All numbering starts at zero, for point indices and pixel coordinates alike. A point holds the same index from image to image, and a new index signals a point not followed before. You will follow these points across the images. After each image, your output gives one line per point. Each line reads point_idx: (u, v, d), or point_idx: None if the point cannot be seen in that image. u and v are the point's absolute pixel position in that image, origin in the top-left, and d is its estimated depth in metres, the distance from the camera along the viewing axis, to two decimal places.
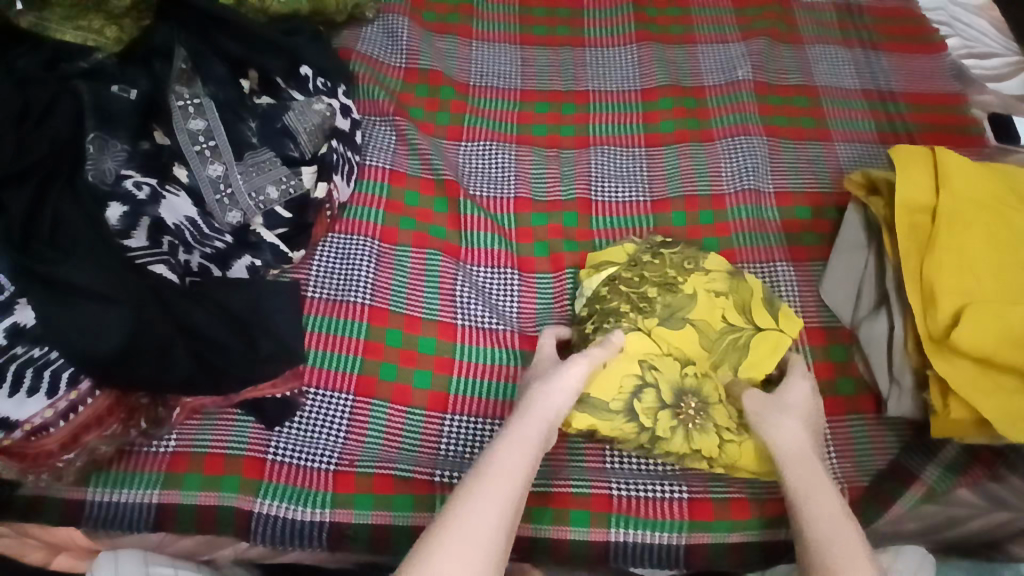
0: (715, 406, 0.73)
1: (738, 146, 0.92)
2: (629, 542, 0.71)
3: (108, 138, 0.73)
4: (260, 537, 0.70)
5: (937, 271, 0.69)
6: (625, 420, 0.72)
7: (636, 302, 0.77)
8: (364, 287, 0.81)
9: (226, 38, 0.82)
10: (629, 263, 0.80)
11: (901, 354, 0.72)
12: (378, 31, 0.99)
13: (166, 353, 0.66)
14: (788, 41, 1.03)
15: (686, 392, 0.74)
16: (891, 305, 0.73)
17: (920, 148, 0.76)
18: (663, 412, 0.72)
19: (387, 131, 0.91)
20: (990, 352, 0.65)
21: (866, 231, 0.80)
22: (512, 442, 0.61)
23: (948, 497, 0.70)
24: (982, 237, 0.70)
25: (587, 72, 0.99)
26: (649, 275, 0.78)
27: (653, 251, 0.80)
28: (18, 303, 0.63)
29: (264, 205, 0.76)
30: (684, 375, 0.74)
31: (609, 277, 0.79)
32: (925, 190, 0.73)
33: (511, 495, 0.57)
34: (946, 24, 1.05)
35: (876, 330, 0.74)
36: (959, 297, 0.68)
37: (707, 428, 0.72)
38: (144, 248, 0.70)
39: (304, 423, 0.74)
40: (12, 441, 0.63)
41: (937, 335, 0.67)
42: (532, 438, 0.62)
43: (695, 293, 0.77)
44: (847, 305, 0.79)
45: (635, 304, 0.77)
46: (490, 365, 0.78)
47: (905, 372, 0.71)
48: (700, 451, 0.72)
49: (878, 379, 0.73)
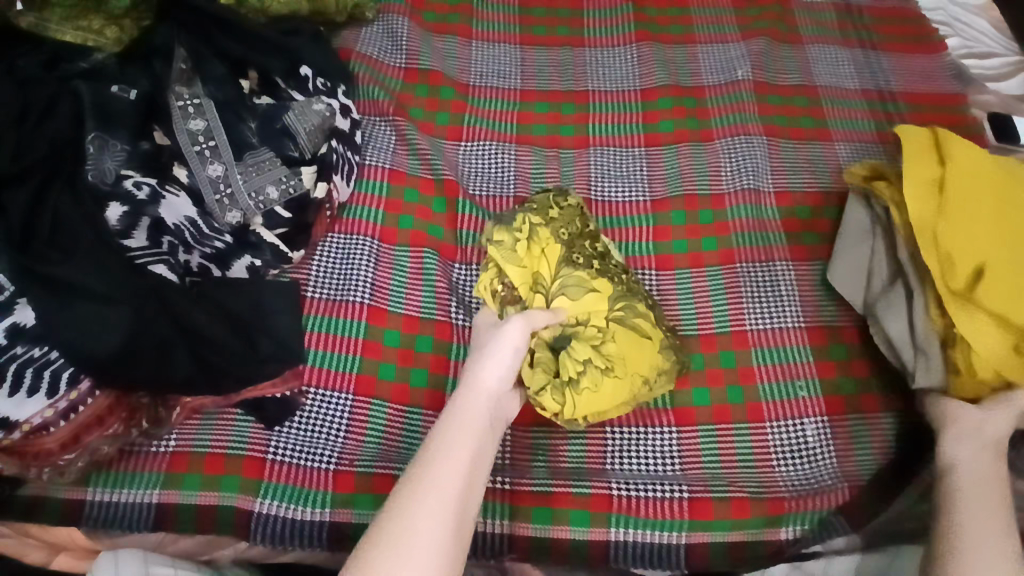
0: (624, 356, 0.70)
1: (738, 146, 0.92)
2: (629, 542, 0.72)
3: (108, 138, 0.73)
4: (260, 537, 0.70)
5: (953, 235, 0.69)
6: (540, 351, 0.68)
7: (571, 251, 0.73)
8: (363, 287, 0.80)
9: (227, 39, 0.82)
10: (574, 232, 0.76)
11: (925, 323, 0.71)
12: (378, 31, 0.99)
13: (167, 355, 0.67)
14: (788, 41, 1.03)
15: (587, 336, 0.69)
16: (909, 279, 0.73)
17: (922, 129, 0.77)
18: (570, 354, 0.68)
19: (387, 131, 0.91)
20: (1012, 314, 0.66)
21: (873, 219, 0.79)
22: (461, 419, 0.57)
23: None
24: (992, 202, 0.70)
25: (587, 72, 0.99)
26: (568, 238, 0.74)
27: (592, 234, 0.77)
28: (18, 303, 0.63)
29: (264, 205, 0.76)
30: (597, 336, 0.69)
31: (543, 221, 0.75)
32: (930, 162, 0.74)
33: (459, 478, 0.53)
34: (946, 24, 1.05)
35: (895, 304, 0.73)
36: (973, 252, 0.68)
37: (605, 355, 0.69)
38: (144, 248, 0.71)
39: (304, 423, 0.74)
40: (12, 441, 0.63)
41: (960, 289, 0.68)
42: (478, 419, 0.57)
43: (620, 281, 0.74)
44: (858, 288, 0.77)
45: (570, 256, 0.73)
46: (449, 362, 0.78)
47: (931, 341, 0.70)
48: (605, 371, 0.68)
49: (900, 351, 0.72)
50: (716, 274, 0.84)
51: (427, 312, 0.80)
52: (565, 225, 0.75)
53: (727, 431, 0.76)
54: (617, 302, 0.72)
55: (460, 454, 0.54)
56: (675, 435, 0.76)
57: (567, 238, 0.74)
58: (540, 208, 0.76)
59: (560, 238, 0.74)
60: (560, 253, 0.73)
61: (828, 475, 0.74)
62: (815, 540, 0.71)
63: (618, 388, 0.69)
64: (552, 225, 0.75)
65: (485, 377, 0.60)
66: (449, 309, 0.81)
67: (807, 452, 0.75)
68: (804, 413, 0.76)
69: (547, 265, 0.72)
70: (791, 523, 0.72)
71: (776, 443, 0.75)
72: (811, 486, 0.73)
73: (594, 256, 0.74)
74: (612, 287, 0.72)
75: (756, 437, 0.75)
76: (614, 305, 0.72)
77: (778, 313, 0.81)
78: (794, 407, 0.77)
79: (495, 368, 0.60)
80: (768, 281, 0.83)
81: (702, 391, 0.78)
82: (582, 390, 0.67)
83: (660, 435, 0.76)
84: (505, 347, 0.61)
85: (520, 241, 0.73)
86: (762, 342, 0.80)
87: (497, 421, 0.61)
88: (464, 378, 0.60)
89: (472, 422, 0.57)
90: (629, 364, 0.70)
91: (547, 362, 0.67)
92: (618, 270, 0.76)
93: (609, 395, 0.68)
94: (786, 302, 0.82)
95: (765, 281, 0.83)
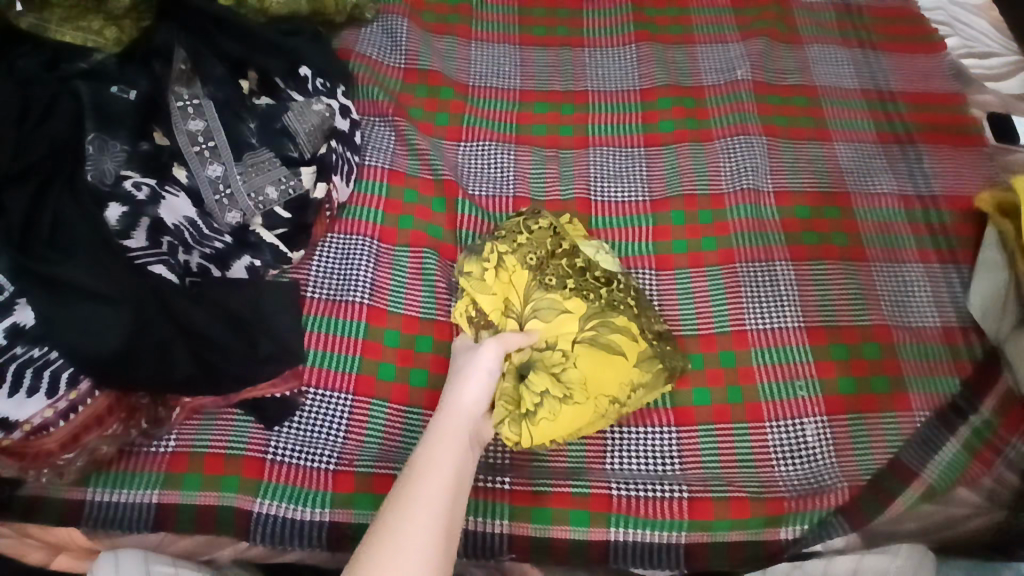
0: (587, 380, 0.69)
1: (737, 146, 0.92)
2: (629, 541, 0.72)
3: (108, 138, 0.73)
4: (260, 537, 0.70)
5: None
6: (504, 380, 0.70)
7: (541, 272, 0.75)
8: (363, 287, 0.80)
9: (226, 39, 0.82)
10: (546, 251, 0.77)
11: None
12: (378, 31, 0.99)
13: (166, 353, 0.67)
14: (787, 41, 1.03)
15: (550, 364, 0.70)
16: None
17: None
18: (536, 380, 0.69)
19: (387, 131, 0.91)
20: None
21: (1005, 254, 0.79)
22: (446, 434, 0.61)
23: (948, 497, 0.71)
24: None
25: (586, 72, 0.99)
26: (536, 261, 0.76)
27: (569, 248, 0.77)
28: (18, 303, 0.63)
29: (264, 205, 0.77)
30: (560, 362, 0.70)
31: (515, 245, 0.77)
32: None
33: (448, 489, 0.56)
34: (946, 24, 1.05)
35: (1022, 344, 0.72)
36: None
37: (569, 380, 0.69)
38: (144, 249, 0.71)
39: (304, 423, 0.74)
40: (12, 441, 0.63)
41: None
42: (461, 432, 0.61)
43: (597, 296, 0.73)
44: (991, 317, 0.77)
45: (540, 278, 0.74)
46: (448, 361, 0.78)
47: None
48: (565, 398, 0.69)
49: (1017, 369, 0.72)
50: (715, 274, 0.84)
51: (427, 313, 0.80)
52: (534, 251, 0.76)
53: (727, 430, 0.76)
54: (588, 321, 0.72)
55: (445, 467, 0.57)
56: (675, 434, 0.76)
57: (537, 260, 0.76)
58: (507, 236, 0.79)
59: (533, 262, 0.76)
60: (530, 280, 0.75)
61: (829, 475, 0.73)
62: (817, 539, 0.71)
63: (580, 413, 0.69)
64: (526, 249, 0.77)
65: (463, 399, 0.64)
66: (449, 309, 0.81)
67: (807, 452, 0.75)
68: (804, 412, 0.76)
69: (519, 293, 0.74)
70: (791, 523, 0.72)
71: (775, 443, 0.75)
72: (810, 486, 0.73)
73: (567, 276, 0.74)
74: (585, 305, 0.72)
75: (755, 437, 0.75)
76: (583, 326, 0.71)
77: (777, 313, 0.81)
78: (794, 406, 0.76)
79: (473, 390, 0.65)
80: (767, 281, 0.83)
81: (702, 390, 0.78)
82: (538, 420, 0.68)
83: (660, 435, 0.76)
84: (478, 372, 0.66)
85: (489, 270, 0.76)
86: (762, 342, 0.80)
87: (476, 443, 0.65)
88: (443, 404, 0.65)
89: (456, 435, 0.61)
90: (591, 387, 0.69)
91: (511, 390, 0.69)
92: (598, 283, 0.75)
93: (570, 422, 0.69)
94: (785, 301, 0.82)
95: (765, 281, 0.83)
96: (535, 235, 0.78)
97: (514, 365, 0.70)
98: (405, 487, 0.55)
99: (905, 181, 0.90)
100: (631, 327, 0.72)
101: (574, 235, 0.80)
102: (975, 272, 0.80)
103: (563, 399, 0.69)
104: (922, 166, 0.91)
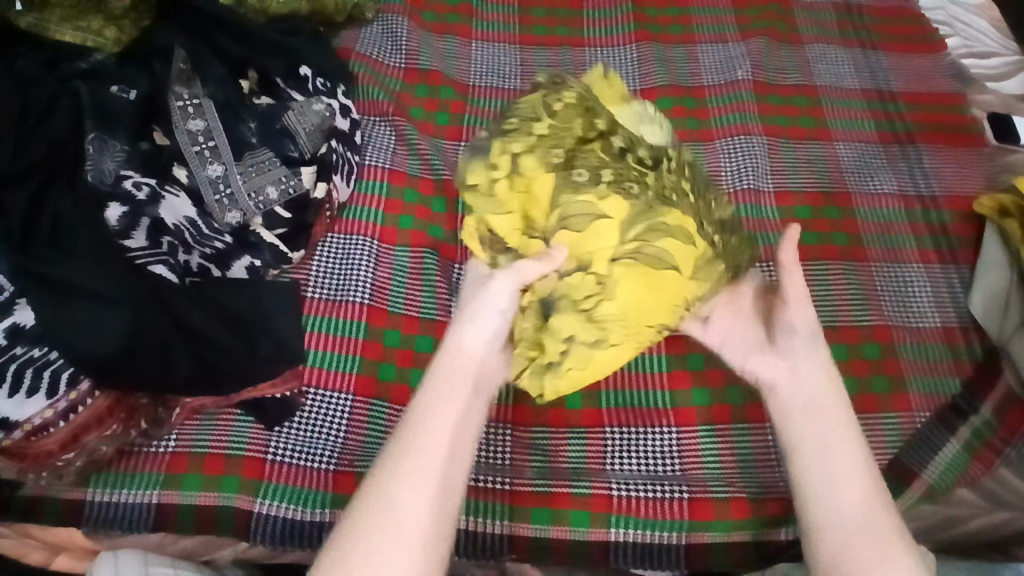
0: (634, 307, 0.62)
1: (737, 146, 0.92)
2: (629, 542, 0.71)
3: (108, 138, 0.73)
4: (260, 537, 0.70)
5: None
6: (524, 320, 0.63)
7: (564, 168, 0.62)
8: (363, 287, 0.80)
9: (224, 38, 0.83)
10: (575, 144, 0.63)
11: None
12: (378, 31, 0.99)
13: (166, 353, 0.67)
14: (787, 41, 1.03)
15: (580, 300, 0.61)
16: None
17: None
18: (563, 312, 0.62)
19: (387, 131, 0.90)
20: None
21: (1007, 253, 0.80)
22: (443, 391, 0.54)
23: (948, 498, 0.70)
24: None
25: (586, 72, 0.99)
26: (562, 159, 0.63)
27: (597, 132, 0.64)
28: (17, 303, 0.64)
29: (264, 205, 0.76)
30: (596, 284, 0.61)
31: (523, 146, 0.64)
32: None
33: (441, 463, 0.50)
34: (946, 24, 1.05)
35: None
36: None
37: (602, 313, 0.61)
38: (144, 249, 0.70)
39: (304, 423, 0.74)
40: (12, 441, 0.63)
41: None
42: (463, 388, 0.54)
43: (642, 194, 0.62)
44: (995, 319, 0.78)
45: (569, 180, 0.62)
46: None
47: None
48: (603, 340, 0.62)
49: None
50: None
51: (427, 313, 0.80)
52: (559, 144, 0.63)
53: (727, 431, 0.76)
54: (633, 228, 0.61)
55: (440, 431, 0.52)
56: (675, 435, 0.76)
57: (565, 156, 0.63)
58: (519, 131, 0.65)
59: (560, 161, 0.63)
60: (564, 185, 0.62)
61: None
62: None
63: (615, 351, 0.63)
64: (557, 130, 0.64)
65: (469, 341, 0.57)
66: (449, 309, 0.81)
67: None
68: None
69: (539, 203, 0.63)
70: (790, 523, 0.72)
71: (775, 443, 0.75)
72: None
73: (603, 167, 0.62)
74: (628, 205, 0.61)
75: (755, 437, 0.76)
76: (636, 228, 0.61)
77: None
78: None
79: (481, 333, 0.57)
80: None
81: (702, 391, 0.78)
82: (566, 372, 0.63)
83: (660, 435, 0.76)
84: (489, 310, 0.58)
85: (500, 181, 0.64)
86: None
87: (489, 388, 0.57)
88: (445, 344, 0.57)
89: (456, 392, 0.54)
90: (635, 319, 0.62)
91: (530, 331, 0.63)
92: (642, 167, 0.63)
93: (612, 359, 0.64)
94: None
95: None
96: (567, 127, 0.64)
97: (536, 295, 0.62)
98: (395, 457, 0.50)
99: (906, 181, 0.90)
100: (685, 225, 0.63)
101: (608, 100, 0.69)
102: (976, 274, 0.81)
103: (602, 339, 0.62)
104: (922, 165, 0.91)
